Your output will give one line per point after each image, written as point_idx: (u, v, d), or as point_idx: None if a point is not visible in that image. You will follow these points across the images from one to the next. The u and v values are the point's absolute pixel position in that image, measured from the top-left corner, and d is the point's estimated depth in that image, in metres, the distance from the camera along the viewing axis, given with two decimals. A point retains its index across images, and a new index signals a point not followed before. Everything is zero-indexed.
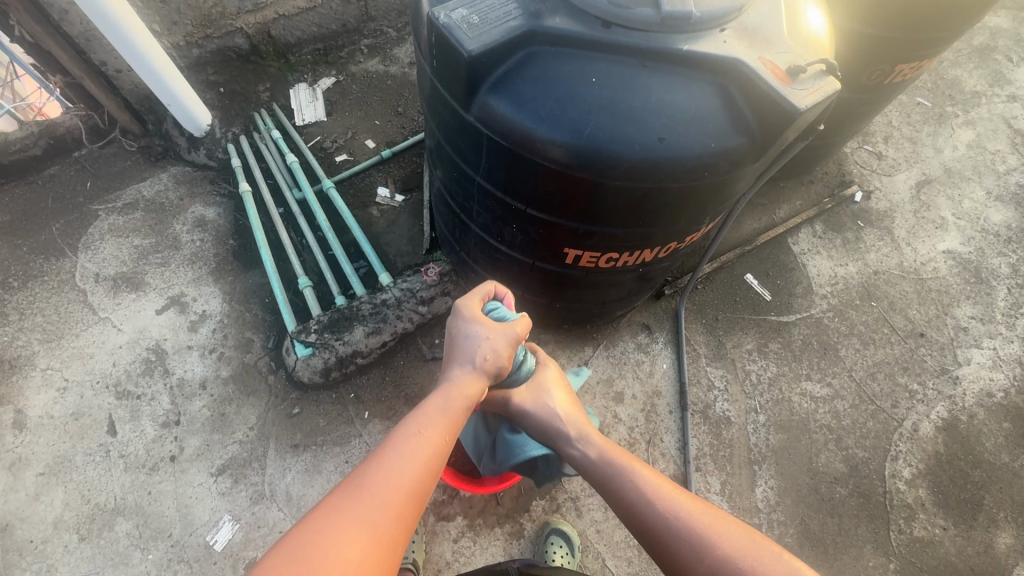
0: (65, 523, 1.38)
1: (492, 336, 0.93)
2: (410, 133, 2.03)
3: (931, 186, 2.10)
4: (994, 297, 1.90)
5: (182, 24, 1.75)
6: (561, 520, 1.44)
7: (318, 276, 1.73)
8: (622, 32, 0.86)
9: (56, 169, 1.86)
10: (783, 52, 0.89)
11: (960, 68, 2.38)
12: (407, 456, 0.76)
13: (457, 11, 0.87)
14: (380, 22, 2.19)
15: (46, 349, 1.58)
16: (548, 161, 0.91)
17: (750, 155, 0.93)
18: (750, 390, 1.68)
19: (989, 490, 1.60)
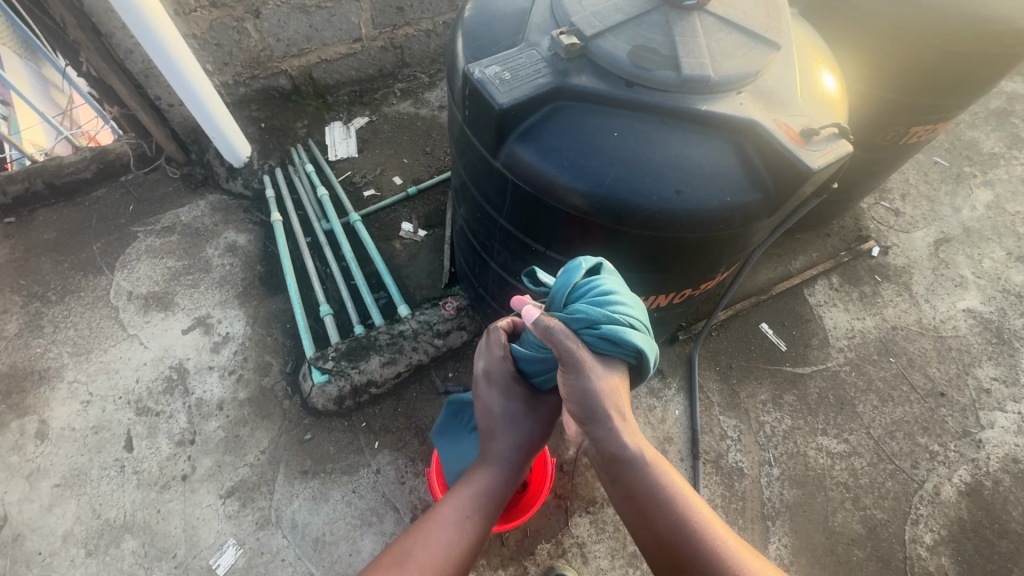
0: (75, 537, 1.40)
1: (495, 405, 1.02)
2: (436, 172, 2.12)
3: (949, 245, 2.10)
4: (1017, 358, 1.86)
5: (233, 66, 1.89)
6: (566, 565, 1.41)
7: (339, 305, 1.78)
8: (644, 91, 0.91)
9: (103, 192, 1.97)
10: (796, 114, 0.94)
11: (977, 130, 2.43)
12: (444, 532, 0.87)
13: (491, 68, 0.94)
14: (414, 68, 2.32)
15: (75, 362, 1.64)
16: (570, 207, 0.95)
17: (764, 210, 0.97)
18: (764, 441, 1.65)
19: (1017, 563, 1.53)
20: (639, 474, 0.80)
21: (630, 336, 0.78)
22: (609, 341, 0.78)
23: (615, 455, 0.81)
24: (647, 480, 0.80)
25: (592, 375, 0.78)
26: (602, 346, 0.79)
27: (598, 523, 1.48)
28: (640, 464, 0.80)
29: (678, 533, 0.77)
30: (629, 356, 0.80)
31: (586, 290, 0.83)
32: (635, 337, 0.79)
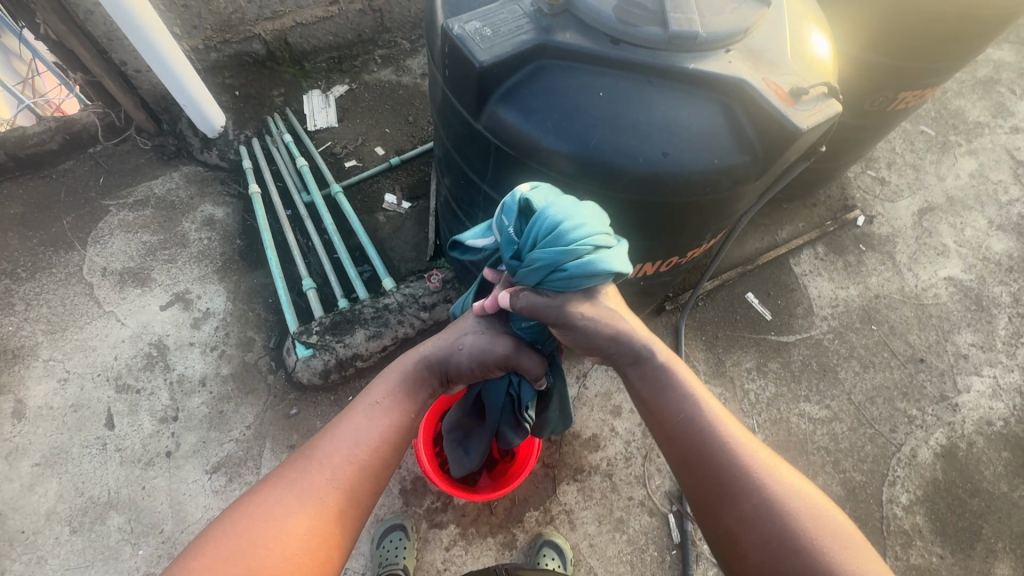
0: (58, 515, 1.38)
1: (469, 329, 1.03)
2: (419, 142, 2.06)
3: (933, 214, 2.11)
4: (994, 325, 1.90)
5: (203, 29, 1.79)
6: (554, 532, 1.44)
7: (322, 279, 1.75)
8: (631, 50, 0.88)
9: (71, 164, 1.89)
10: (786, 74, 0.91)
11: (963, 99, 2.42)
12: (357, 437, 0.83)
13: (471, 24, 0.89)
14: (394, 33, 2.23)
15: (50, 340, 1.60)
16: (554, 171, 0.93)
17: (752, 173, 0.95)
18: (748, 408, 1.68)
19: (987, 520, 1.59)
20: (652, 372, 0.89)
21: (588, 264, 0.82)
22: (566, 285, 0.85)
23: (629, 357, 0.90)
24: (657, 379, 0.88)
25: (583, 319, 0.88)
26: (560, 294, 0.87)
27: (585, 491, 1.50)
28: (653, 366, 0.89)
29: (685, 424, 0.83)
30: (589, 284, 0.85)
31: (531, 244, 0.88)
32: (594, 261, 0.82)
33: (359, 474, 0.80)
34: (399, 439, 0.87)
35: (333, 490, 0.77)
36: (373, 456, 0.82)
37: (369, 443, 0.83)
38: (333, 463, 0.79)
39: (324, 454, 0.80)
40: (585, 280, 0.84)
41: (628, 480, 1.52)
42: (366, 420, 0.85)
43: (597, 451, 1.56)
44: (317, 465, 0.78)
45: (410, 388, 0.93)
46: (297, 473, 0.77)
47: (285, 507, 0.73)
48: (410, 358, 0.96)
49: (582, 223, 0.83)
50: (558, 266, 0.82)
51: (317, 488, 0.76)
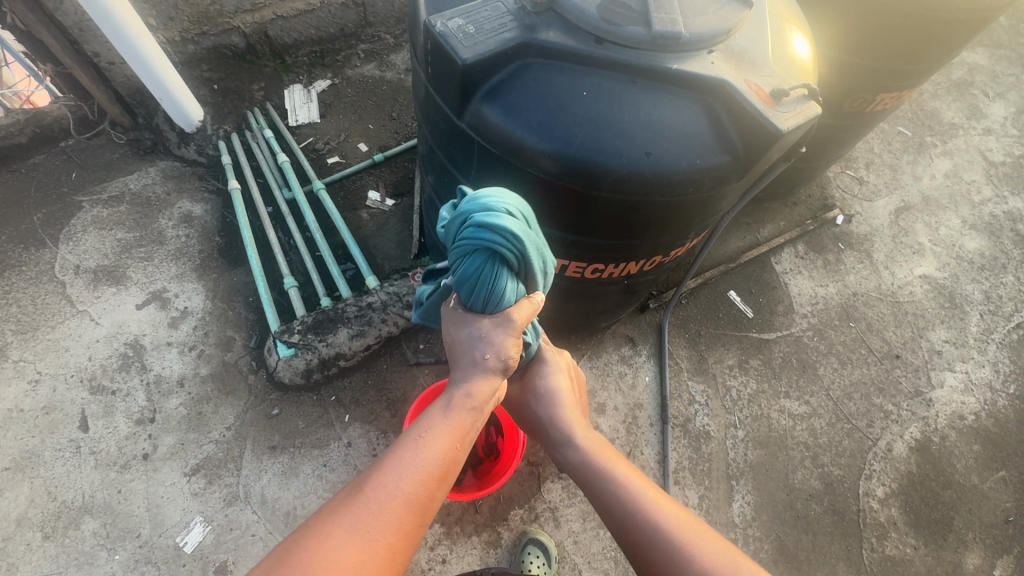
0: (30, 520, 1.35)
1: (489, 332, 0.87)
2: (403, 139, 2.04)
3: (909, 213, 2.16)
4: (966, 322, 1.95)
5: (179, 21, 1.74)
6: (539, 530, 1.44)
7: (304, 277, 1.72)
8: (614, 49, 0.88)
9: (41, 158, 1.83)
10: (767, 75, 0.92)
11: (939, 100, 2.47)
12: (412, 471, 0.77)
13: (454, 21, 0.89)
14: (378, 28, 2.21)
15: (20, 340, 1.55)
16: (538, 170, 0.92)
17: (733, 174, 0.96)
18: (730, 405, 1.70)
19: (958, 511, 1.63)
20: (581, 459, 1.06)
21: (500, 224, 0.79)
22: (491, 265, 0.81)
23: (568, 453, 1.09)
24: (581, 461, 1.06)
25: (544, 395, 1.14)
26: (490, 282, 0.82)
27: (570, 488, 1.51)
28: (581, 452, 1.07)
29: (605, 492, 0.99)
30: (509, 258, 0.81)
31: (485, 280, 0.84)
32: (506, 221, 0.79)
33: (412, 509, 0.75)
34: (450, 473, 0.81)
35: (387, 527, 0.72)
36: (426, 492, 0.77)
37: (423, 479, 0.77)
38: (386, 497, 0.73)
39: (378, 489, 0.73)
40: (504, 250, 0.80)
41: None
42: (418, 451, 0.79)
43: None
44: (371, 502, 0.72)
45: (463, 417, 0.86)
46: (348, 505, 0.71)
47: (339, 539, 0.68)
48: (454, 385, 0.88)
49: (496, 195, 0.83)
50: (475, 233, 0.80)
51: (370, 521, 0.71)
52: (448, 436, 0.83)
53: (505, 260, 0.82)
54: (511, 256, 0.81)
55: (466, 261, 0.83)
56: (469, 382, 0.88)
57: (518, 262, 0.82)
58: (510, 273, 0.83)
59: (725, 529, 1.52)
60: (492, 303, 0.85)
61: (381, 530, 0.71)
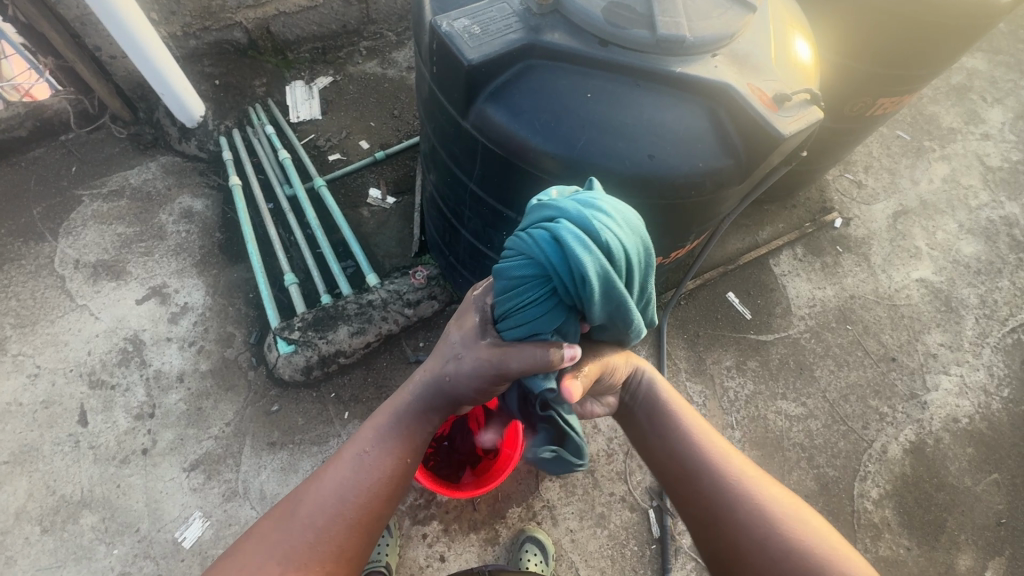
0: (29, 514, 1.35)
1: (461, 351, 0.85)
2: (404, 136, 2.04)
3: (906, 217, 2.17)
4: (962, 326, 1.97)
5: (181, 15, 1.75)
6: (537, 528, 1.45)
7: (304, 274, 1.72)
8: (619, 51, 0.88)
9: (41, 152, 1.83)
10: (769, 80, 0.93)
11: (938, 105, 2.49)
12: (347, 491, 0.85)
13: (459, 21, 0.89)
14: (380, 25, 2.20)
15: (19, 334, 1.55)
16: (541, 171, 0.93)
17: (735, 177, 0.97)
18: (727, 405, 1.71)
19: (951, 513, 1.65)
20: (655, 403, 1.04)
21: (579, 260, 0.67)
22: (541, 288, 0.73)
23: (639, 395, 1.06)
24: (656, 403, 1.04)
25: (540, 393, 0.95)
26: (525, 299, 0.75)
27: (568, 487, 1.52)
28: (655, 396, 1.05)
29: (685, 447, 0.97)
30: (558, 290, 0.71)
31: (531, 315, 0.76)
32: (585, 257, 0.66)
33: (349, 530, 0.83)
34: (388, 489, 0.88)
35: (323, 540, 0.81)
36: (365, 512, 0.85)
37: (361, 498, 0.85)
38: (322, 519, 0.82)
39: (314, 510, 0.83)
40: (557, 280, 0.70)
41: (610, 477, 1.54)
42: (358, 470, 0.87)
43: None
44: (307, 522, 0.82)
45: (408, 434, 0.91)
46: (288, 527, 0.81)
47: (280, 549, 0.79)
48: (404, 402, 0.92)
49: (609, 216, 0.70)
50: (542, 245, 0.70)
51: (305, 542, 0.80)
52: (390, 454, 0.89)
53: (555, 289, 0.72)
54: (565, 294, 0.71)
55: (518, 260, 0.74)
56: (417, 400, 0.91)
57: (566, 298, 0.72)
58: (555, 303, 0.73)
59: None
60: (516, 316, 0.78)
61: (312, 546, 0.80)
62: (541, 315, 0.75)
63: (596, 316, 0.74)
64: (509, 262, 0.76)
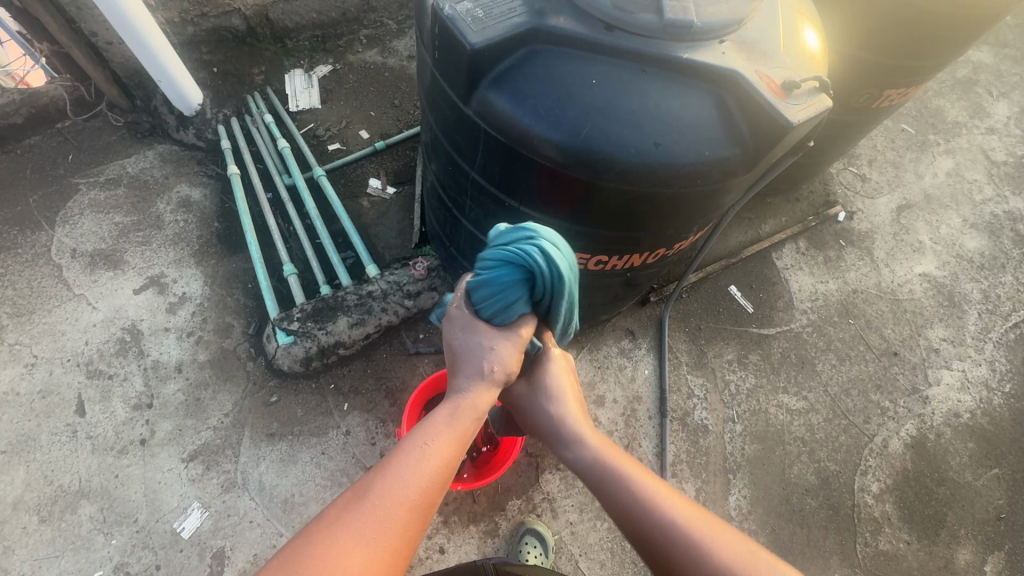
0: (26, 504, 1.34)
1: (492, 341, 0.84)
2: (405, 127, 2.02)
3: (910, 211, 2.16)
4: (965, 321, 1.96)
5: (178, 1, 1.72)
6: (537, 520, 1.45)
7: (303, 264, 1.71)
8: (625, 36, 0.87)
9: (38, 140, 1.81)
10: (778, 67, 0.91)
11: (943, 98, 2.46)
12: (417, 474, 0.71)
13: (462, 5, 0.88)
14: (381, 13, 2.17)
15: (16, 323, 1.53)
16: (543, 159, 0.92)
17: (741, 166, 0.95)
18: (728, 399, 1.71)
19: (951, 508, 1.65)
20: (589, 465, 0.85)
21: (556, 255, 0.80)
22: (519, 284, 0.82)
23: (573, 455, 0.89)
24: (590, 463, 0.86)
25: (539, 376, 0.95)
26: (508, 299, 0.82)
27: (567, 479, 1.51)
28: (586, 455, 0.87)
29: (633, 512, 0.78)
30: (539, 287, 0.82)
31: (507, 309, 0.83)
32: (560, 257, 0.80)
33: (417, 519, 0.69)
34: (455, 480, 0.75)
35: (394, 532, 0.67)
36: (429, 502, 0.71)
37: (431, 485, 0.72)
38: (394, 508, 0.67)
39: (383, 491, 0.68)
40: (540, 277, 0.81)
41: None
42: (426, 456, 0.74)
43: None
44: (377, 504, 0.67)
45: (466, 424, 0.79)
46: (354, 510, 0.66)
47: (345, 545, 0.63)
48: (463, 388, 0.83)
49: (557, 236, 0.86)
50: (524, 248, 0.81)
51: (376, 535, 0.65)
52: (455, 434, 0.78)
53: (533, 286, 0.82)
54: (542, 287, 0.82)
55: (498, 267, 0.83)
56: (471, 395, 0.82)
57: (541, 290, 0.83)
58: (530, 300, 0.84)
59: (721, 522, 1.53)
60: (493, 309, 0.83)
61: (384, 534, 0.66)
62: (515, 308, 0.83)
63: (555, 314, 0.87)
64: (484, 272, 0.85)
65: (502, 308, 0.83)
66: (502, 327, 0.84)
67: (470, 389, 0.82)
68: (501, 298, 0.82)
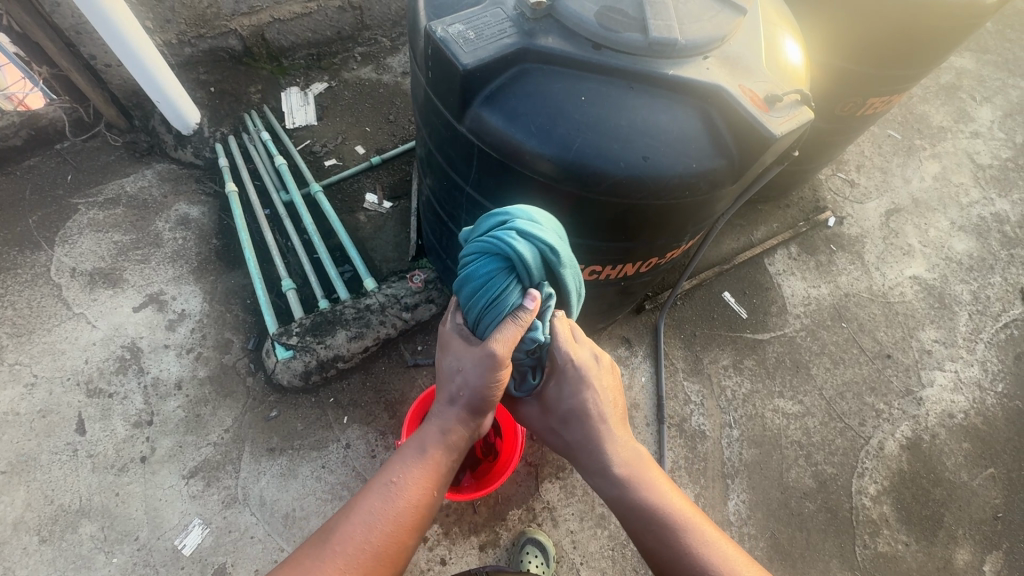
0: (26, 524, 1.34)
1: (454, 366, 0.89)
2: (400, 141, 2.05)
3: (899, 215, 2.19)
4: (956, 322, 1.98)
5: (176, 23, 1.75)
6: (537, 530, 1.45)
7: (301, 279, 1.73)
8: (611, 55, 0.90)
9: (36, 160, 1.83)
10: (761, 81, 0.94)
11: (927, 104, 2.52)
12: (377, 516, 0.81)
13: (454, 26, 0.90)
14: (375, 31, 2.21)
15: (16, 343, 1.54)
16: (537, 174, 0.94)
17: (728, 177, 0.98)
18: (725, 404, 1.72)
19: (948, 508, 1.66)
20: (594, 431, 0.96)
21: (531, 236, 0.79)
22: (502, 274, 0.81)
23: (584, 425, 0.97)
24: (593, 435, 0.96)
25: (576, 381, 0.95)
26: (495, 290, 0.81)
27: (567, 488, 1.52)
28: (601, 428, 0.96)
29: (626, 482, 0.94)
30: (524, 273, 0.80)
31: (498, 303, 0.82)
32: (534, 238, 0.80)
33: (377, 558, 0.78)
34: (419, 518, 0.84)
35: (355, 574, 0.76)
36: (390, 540, 0.80)
37: (390, 525, 0.81)
38: (353, 549, 0.77)
39: (344, 534, 0.78)
40: (522, 264, 0.80)
41: None
42: (389, 497, 0.83)
43: None
44: (337, 547, 0.77)
45: (431, 463, 0.88)
46: (317, 554, 0.76)
47: None
48: (430, 426, 0.91)
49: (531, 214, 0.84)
50: (497, 237, 0.81)
51: (337, 574, 0.75)
52: (418, 474, 0.86)
53: (519, 274, 0.81)
54: (524, 273, 0.81)
55: (479, 262, 0.83)
56: (439, 432, 0.90)
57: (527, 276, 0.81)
58: (520, 288, 0.82)
59: (721, 527, 1.54)
60: (484, 306, 0.83)
61: (343, 574, 0.75)
62: (508, 297, 0.82)
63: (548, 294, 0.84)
64: (467, 268, 0.85)
65: (491, 302, 0.82)
66: (493, 324, 0.83)
67: (439, 426, 0.90)
68: (488, 291, 0.82)
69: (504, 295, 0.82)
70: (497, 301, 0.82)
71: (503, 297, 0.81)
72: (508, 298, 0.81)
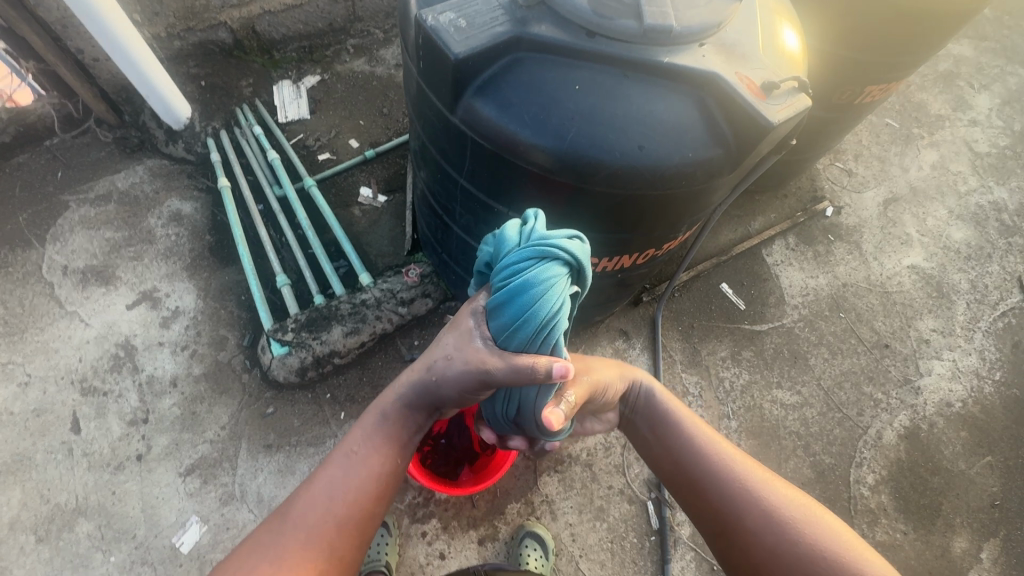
0: (22, 523, 1.33)
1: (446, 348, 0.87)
2: (394, 134, 2.03)
3: (897, 205, 2.18)
4: (954, 311, 1.98)
5: (165, 16, 1.73)
6: (536, 522, 1.45)
7: (296, 274, 1.71)
8: (605, 42, 0.88)
9: (25, 157, 1.80)
10: (758, 68, 0.93)
11: (925, 92, 2.50)
12: (337, 490, 0.88)
13: (445, 15, 0.89)
14: (367, 22, 2.18)
15: (8, 342, 1.53)
16: (531, 165, 0.93)
17: (725, 167, 0.96)
18: (723, 396, 1.72)
19: (946, 496, 1.66)
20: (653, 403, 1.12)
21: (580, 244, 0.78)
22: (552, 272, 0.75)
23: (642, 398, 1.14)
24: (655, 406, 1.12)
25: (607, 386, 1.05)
26: (543, 287, 0.74)
27: (566, 481, 1.52)
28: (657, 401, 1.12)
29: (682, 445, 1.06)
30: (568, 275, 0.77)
31: (541, 301, 0.74)
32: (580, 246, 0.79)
33: (338, 528, 0.85)
34: (380, 487, 0.90)
35: (318, 544, 0.83)
36: (352, 508, 0.87)
37: (350, 496, 0.87)
38: (316, 521, 0.84)
39: (306, 509, 0.85)
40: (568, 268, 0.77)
41: (607, 469, 1.54)
42: (349, 470, 0.89)
43: (577, 442, 1.57)
44: (299, 521, 0.84)
45: (389, 437, 0.92)
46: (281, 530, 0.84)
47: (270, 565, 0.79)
48: (387, 402, 0.94)
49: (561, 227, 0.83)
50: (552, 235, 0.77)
51: (300, 544, 0.82)
52: (376, 448, 0.92)
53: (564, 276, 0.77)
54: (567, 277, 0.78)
55: (528, 255, 0.76)
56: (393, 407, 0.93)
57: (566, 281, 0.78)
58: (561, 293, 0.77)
59: None
60: (524, 304, 0.75)
61: (306, 544, 0.82)
62: (550, 298, 0.75)
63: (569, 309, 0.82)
64: (511, 261, 0.77)
65: (533, 301, 0.74)
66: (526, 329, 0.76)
67: (394, 400, 0.93)
68: (533, 286, 0.74)
69: (547, 296, 0.75)
70: (542, 300, 0.74)
71: (548, 297, 0.74)
72: (551, 301, 0.75)
